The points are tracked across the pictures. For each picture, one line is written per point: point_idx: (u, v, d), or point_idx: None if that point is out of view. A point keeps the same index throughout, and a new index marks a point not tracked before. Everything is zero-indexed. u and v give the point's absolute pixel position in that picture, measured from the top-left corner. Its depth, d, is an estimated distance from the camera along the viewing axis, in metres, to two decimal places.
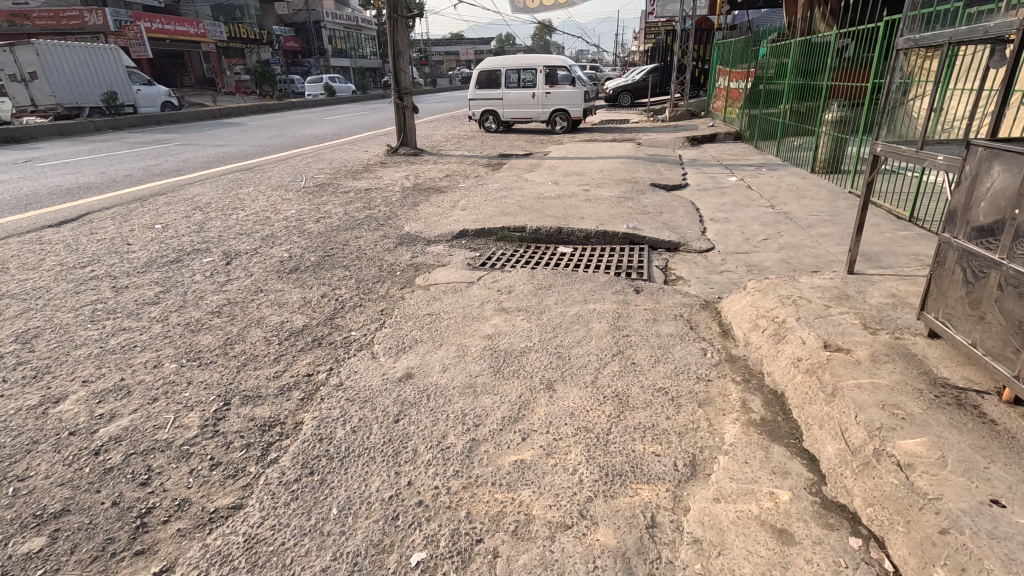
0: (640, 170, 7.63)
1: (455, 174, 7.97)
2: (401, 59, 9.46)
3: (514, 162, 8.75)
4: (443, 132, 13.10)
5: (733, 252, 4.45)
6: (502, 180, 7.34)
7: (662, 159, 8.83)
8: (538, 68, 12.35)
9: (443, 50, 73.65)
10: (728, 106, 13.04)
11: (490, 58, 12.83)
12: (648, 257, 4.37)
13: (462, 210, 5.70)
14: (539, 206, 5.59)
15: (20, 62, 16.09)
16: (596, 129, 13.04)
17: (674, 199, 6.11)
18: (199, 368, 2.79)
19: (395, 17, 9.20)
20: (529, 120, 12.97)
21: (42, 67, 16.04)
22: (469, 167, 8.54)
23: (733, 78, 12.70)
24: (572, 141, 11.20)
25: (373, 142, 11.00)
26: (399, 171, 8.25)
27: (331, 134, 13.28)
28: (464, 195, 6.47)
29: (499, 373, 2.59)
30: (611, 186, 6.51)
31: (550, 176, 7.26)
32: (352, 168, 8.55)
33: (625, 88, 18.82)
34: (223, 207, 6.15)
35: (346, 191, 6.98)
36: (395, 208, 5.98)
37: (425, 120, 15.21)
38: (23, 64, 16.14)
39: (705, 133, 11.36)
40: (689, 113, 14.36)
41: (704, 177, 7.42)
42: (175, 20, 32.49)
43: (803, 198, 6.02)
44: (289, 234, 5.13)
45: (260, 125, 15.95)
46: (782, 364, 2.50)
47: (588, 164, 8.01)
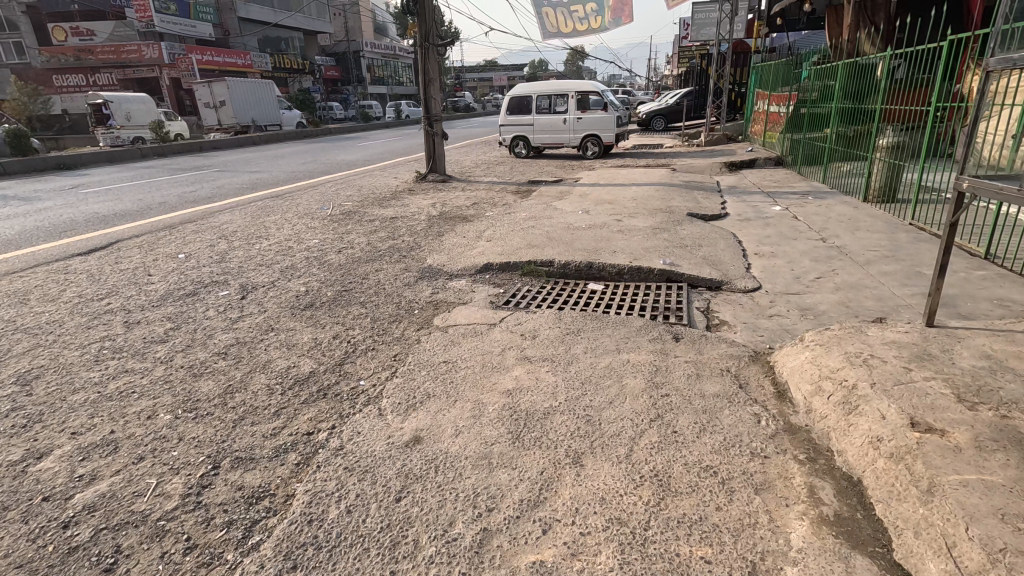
0: (675, 198, 7.26)
1: (482, 202, 7.78)
2: (433, 87, 9.47)
3: (544, 189, 8.52)
4: (473, 157, 13.07)
5: (783, 292, 4.03)
6: (530, 208, 7.10)
7: (698, 186, 8.44)
8: (570, 93, 12.23)
9: (476, 77, 75.62)
10: (767, 130, 12.57)
11: (522, 84, 12.81)
12: (687, 297, 3.99)
13: (487, 241, 5.47)
14: (568, 237, 5.30)
15: (214, 95, 24.05)
16: (628, 154, 12.75)
17: (713, 230, 5.72)
18: (193, 421, 2.57)
19: (427, 45, 9.24)
20: (560, 145, 12.80)
21: (229, 97, 23.83)
22: (498, 194, 8.37)
23: (773, 102, 12.24)
24: (604, 167, 10.93)
25: (402, 169, 11.01)
26: (426, 199, 8.15)
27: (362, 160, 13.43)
28: (491, 225, 6.25)
29: (517, 441, 2.27)
30: (645, 215, 6.18)
31: (580, 205, 6.98)
32: (380, 195, 8.50)
33: (658, 112, 18.54)
34: (248, 236, 6.11)
35: (371, 219, 6.89)
36: (419, 239, 5.79)
37: (456, 146, 15.27)
38: (215, 97, 24.15)
39: (743, 158, 10.91)
40: (726, 138, 13.92)
41: (744, 206, 7.00)
42: (224, 52, 34.29)
43: (857, 230, 5.53)
44: (310, 265, 4.99)
45: (296, 151, 16.33)
46: (857, 442, 2.09)
47: (620, 192, 7.71)
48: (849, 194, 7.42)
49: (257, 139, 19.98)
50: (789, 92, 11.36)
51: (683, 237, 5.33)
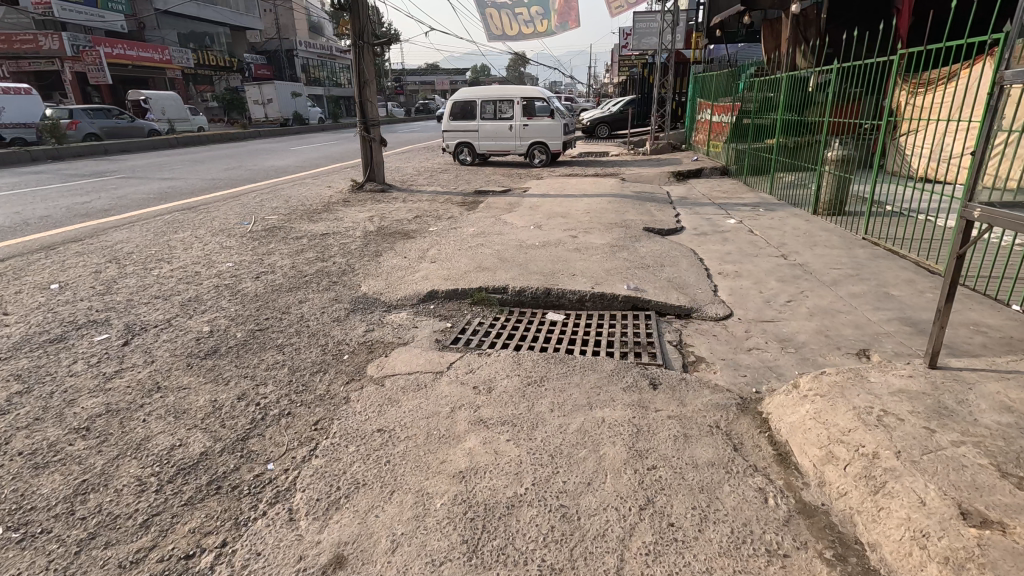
0: (629, 211, 6.99)
1: (426, 215, 7.18)
2: (370, 90, 8.76)
3: (491, 201, 8.03)
4: (415, 164, 12.38)
5: (757, 319, 3.72)
6: (479, 222, 6.59)
7: (650, 197, 8.22)
8: (515, 99, 11.84)
9: (417, 80, 74.54)
10: (710, 139, 12.72)
11: (466, 89, 12.29)
12: (657, 329, 3.59)
13: (432, 262, 4.90)
14: (521, 257, 4.83)
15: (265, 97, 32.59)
16: (575, 162, 12.50)
17: (672, 246, 5.42)
18: (16, 547, 1.83)
19: (361, 43, 8.49)
20: (506, 153, 12.36)
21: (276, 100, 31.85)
22: (442, 206, 7.79)
23: (716, 112, 12.37)
24: (552, 176, 10.59)
25: (337, 176, 10.16)
26: (363, 211, 7.44)
27: (292, 166, 12.38)
28: (436, 242, 5.67)
29: (476, 558, 1.72)
30: (601, 231, 5.81)
31: (532, 218, 6.54)
32: (310, 207, 7.69)
33: (602, 120, 18.57)
34: (148, 258, 5.22)
35: (299, 235, 6.12)
36: (354, 260, 5.13)
37: (396, 152, 14.49)
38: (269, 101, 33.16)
39: (690, 167, 10.89)
40: (670, 146, 14.01)
41: (699, 219, 6.81)
42: (138, 46, 31.50)
43: (815, 245, 5.40)
44: (219, 296, 4.21)
45: (217, 155, 14.90)
46: (895, 536, 1.69)
47: (572, 205, 7.34)
48: (798, 205, 7.42)
49: (173, 142, 18.21)
50: (731, 102, 11.49)
51: (643, 255, 5.00)
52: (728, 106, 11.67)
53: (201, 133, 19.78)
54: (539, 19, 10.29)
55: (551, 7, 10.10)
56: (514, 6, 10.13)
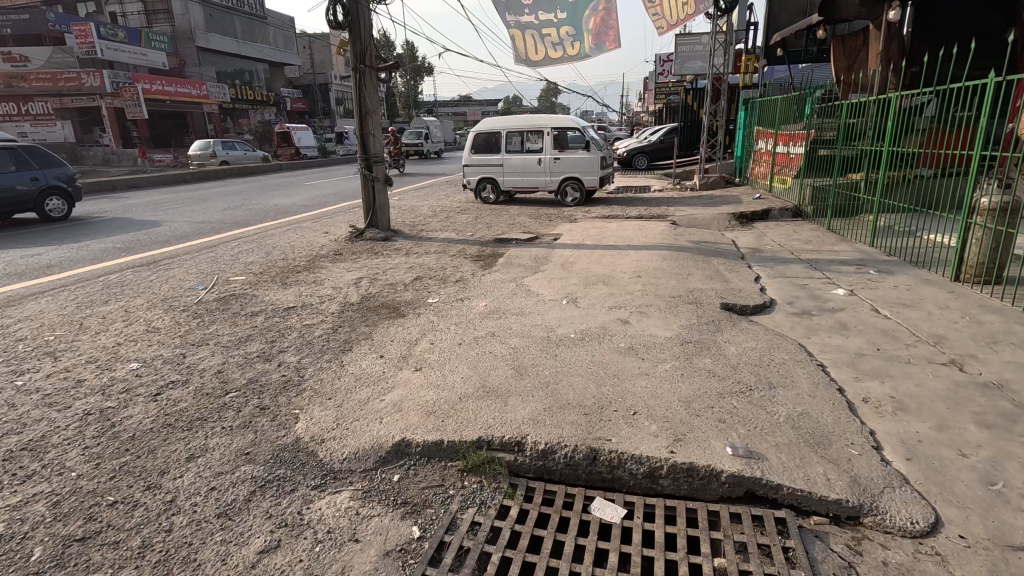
0: (693, 274, 5.30)
1: (429, 276, 5.67)
2: (375, 122, 7.46)
3: (512, 255, 6.48)
4: (432, 203, 11.06)
5: (1003, 542, 1.94)
6: (494, 291, 5.02)
7: (715, 250, 6.51)
8: (545, 130, 10.43)
9: (450, 111, 76.15)
10: (773, 172, 10.93)
11: (490, 118, 10.96)
12: (808, 568, 1.88)
13: (418, 370, 3.32)
14: (551, 367, 3.20)
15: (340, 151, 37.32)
16: (614, 200, 10.89)
17: (773, 342, 3.68)
18: None
19: (362, 68, 7.20)
20: (534, 190, 10.89)
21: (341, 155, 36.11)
22: (452, 262, 6.26)
23: (780, 141, 10.60)
24: (587, 218, 9.01)
25: (339, 220, 8.85)
26: (353, 268, 6.01)
27: (296, 205, 11.19)
28: (433, 326, 4.11)
29: None
30: (662, 311, 4.13)
31: (565, 287, 4.93)
32: (293, 262, 6.32)
33: (640, 149, 17.06)
34: (38, 349, 3.81)
35: (258, 308, 4.69)
36: (309, 360, 3.60)
37: (414, 188, 13.26)
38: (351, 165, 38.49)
39: (754, 207, 9.13)
40: (723, 181, 12.28)
41: (791, 288, 5.04)
42: (176, 81, 32.00)
43: (995, 341, 3.59)
44: (75, 440, 2.70)
45: (224, 192, 13.89)
46: None
47: (615, 265, 5.71)
48: (922, 265, 5.56)
49: (188, 178, 17.57)
50: (800, 129, 9.73)
51: (736, 363, 3.28)
52: (796, 135, 9.91)
53: (221, 167, 19.21)
54: (570, 41, 8.86)
55: (585, 27, 8.70)
56: (541, 25, 8.66)
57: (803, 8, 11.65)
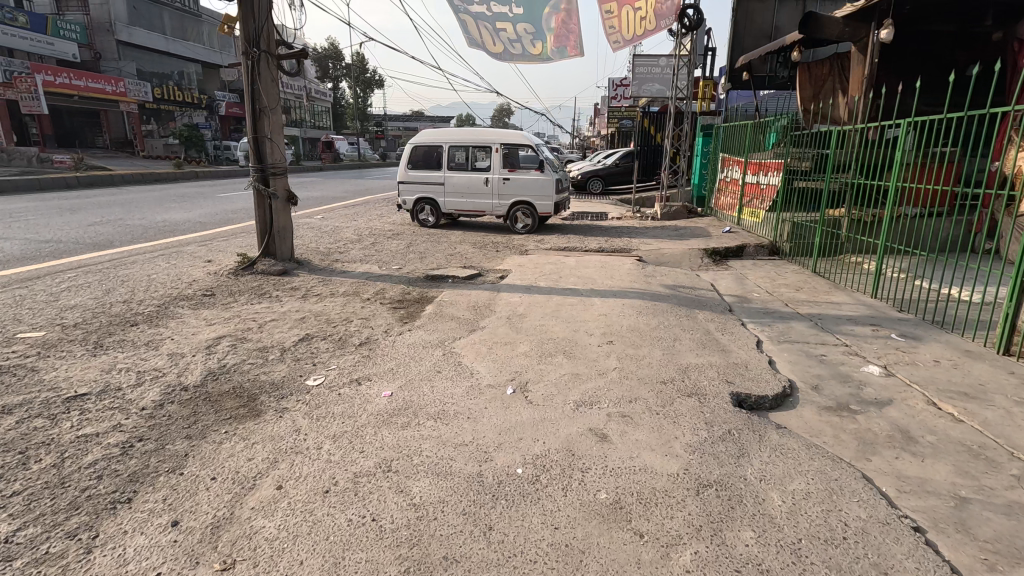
0: (681, 339, 4.01)
1: (325, 335, 4.08)
2: (273, 123, 5.79)
3: (444, 302, 5.00)
4: (358, 225, 9.42)
5: None
6: (410, 364, 3.50)
7: (696, 299, 5.29)
8: (493, 146, 9.11)
9: (400, 126, 74.39)
10: (739, 203, 10.07)
11: (430, 131, 9.53)
12: None
13: (226, 573, 1.74)
14: (477, 571, 1.71)
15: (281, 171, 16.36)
16: (570, 229, 9.67)
17: (830, 478, 2.36)
18: None
19: (255, 52, 5.52)
20: (479, 214, 9.50)
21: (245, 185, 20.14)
22: (362, 312, 4.69)
23: (748, 171, 9.73)
24: (541, 250, 7.71)
25: (232, 245, 7.04)
26: (220, 320, 4.31)
27: (190, 222, 9.19)
28: (294, 442, 2.53)
29: None
30: (654, 416, 2.75)
31: (510, 362, 3.49)
32: (137, 306, 4.53)
33: (595, 173, 16.14)
34: None
35: (21, 399, 2.90)
36: (33, 535, 1.92)
37: (342, 206, 11.55)
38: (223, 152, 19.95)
39: (725, 243, 8.11)
40: (684, 210, 11.37)
41: (807, 362, 3.82)
42: (87, 75, 28.52)
43: None
44: None
45: (107, 201, 11.51)
46: None
47: (577, 322, 4.34)
48: (948, 325, 4.56)
49: (74, 184, 14.86)
50: (771, 158, 8.89)
51: (797, 542, 1.92)
52: (768, 165, 9.01)
53: (119, 173, 16.55)
54: (530, 40, 7.66)
55: (547, 26, 7.53)
56: (494, 19, 7.32)
57: (768, 32, 11.05)
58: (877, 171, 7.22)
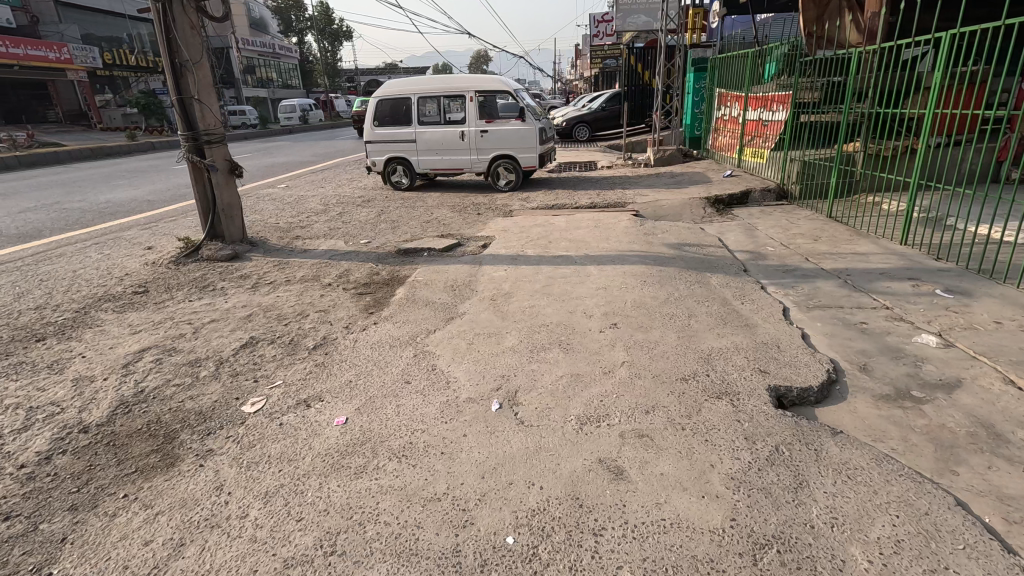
0: (696, 315, 3.38)
1: (272, 337, 3.40)
2: (200, 80, 4.84)
3: (417, 282, 4.31)
4: (325, 193, 8.56)
5: None
6: (372, 373, 2.86)
7: (706, 259, 4.65)
8: (467, 94, 8.13)
9: (372, 79, 71.11)
10: (739, 142, 9.25)
11: (396, 81, 8.49)
12: None
13: None
14: None
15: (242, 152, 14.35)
16: (557, 182, 8.87)
17: (922, 514, 1.79)
18: None
19: None
20: (456, 172, 8.64)
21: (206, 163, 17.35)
22: (320, 302, 4.00)
23: (749, 106, 8.85)
24: (527, 209, 6.97)
25: (178, 227, 6.22)
26: (149, 325, 3.61)
27: (137, 201, 8.27)
28: (212, 510, 1.91)
29: None
30: (680, 434, 2.16)
31: (495, 362, 2.85)
32: (51, 314, 3.81)
33: (581, 119, 15.09)
34: None
35: None
36: None
37: (308, 172, 10.58)
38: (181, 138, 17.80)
39: (728, 189, 7.39)
40: (679, 154, 10.53)
41: (847, 334, 3.23)
42: (25, 42, 26.11)
43: None
44: None
45: (49, 182, 10.46)
46: None
47: (572, 301, 3.69)
48: (999, 275, 3.96)
49: (15, 164, 13.62)
50: (775, 89, 8.02)
51: None
52: (772, 99, 8.07)
53: (67, 148, 15.23)
54: None
55: None
56: None
57: None
58: (897, 97, 6.44)
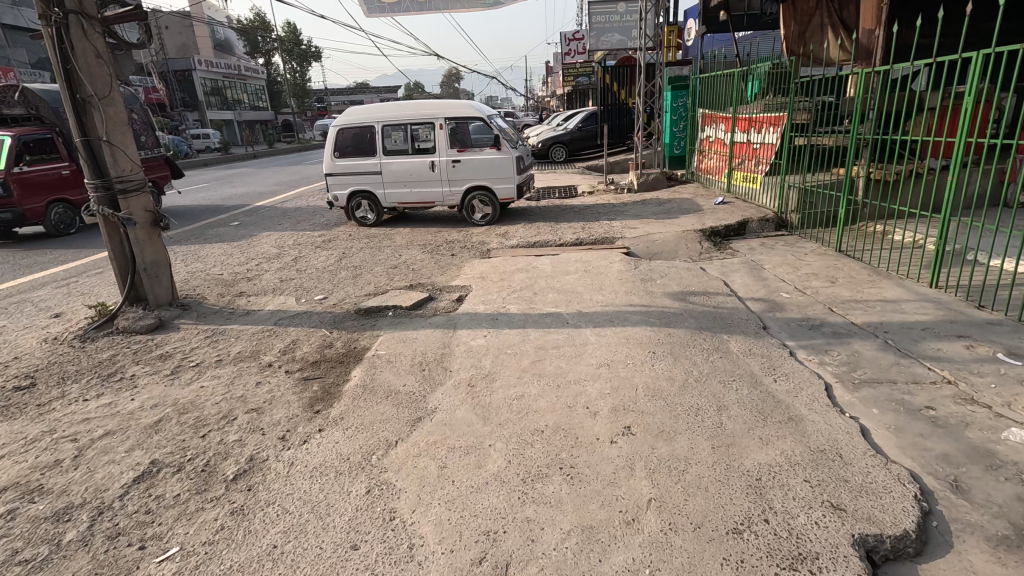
0: (727, 409, 2.69)
1: (180, 460, 2.58)
2: (110, 118, 4.02)
3: (378, 360, 3.54)
4: (283, 232, 7.72)
5: None
6: (306, 530, 2.07)
7: (718, 316, 4.00)
8: (437, 121, 7.46)
9: (342, 99, 70.25)
10: (727, 166, 8.77)
11: (358, 108, 7.77)
12: None
13: None
14: None
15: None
16: (537, 213, 8.21)
17: None
18: None
19: (54, 13, 3.71)
20: (427, 205, 7.91)
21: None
22: (253, 396, 3.18)
23: (736, 128, 8.37)
24: (506, 249, 6.26)
25: (100, 286, 5.30)
26: (18, 446, 2.73)
27: (63, 248, 7.27)
28: None
29: None
30: None
31: (475, 507, 2.10)
32: None
33: (557, 140, 14.59)
34: None
35: None
36: None
37: (266, 207, 9.70)
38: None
39: (723, 219, 6.83)
40: (663, 177, 10.01)
41: (915, 428, 2.58)
42: None
43: None
44: None
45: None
46: None
47: (569, 387, 2.97)
48: None
49: None
50: (764, 111, 7.55)
51: None
52: (762, 120, 7.56)
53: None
54: None
55: None
56: None
57: None
58: (898, 119, 6.01)
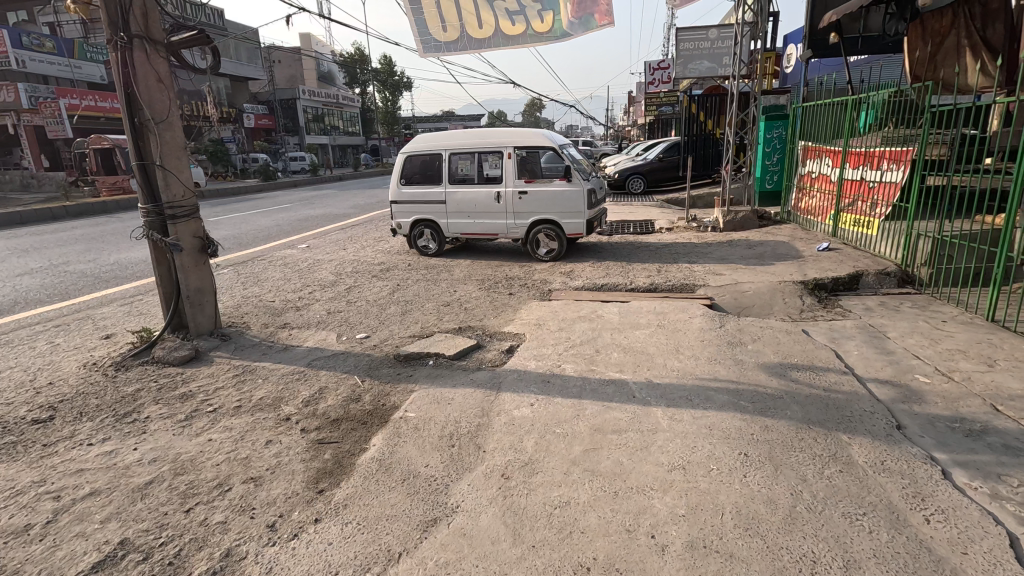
0: (859, 568, 1.87)
1: (151, 544, 2.17)
2: (167, 143, 3.96)
3: (404, 425, 3.02)
4: (345, 258, 7.60)
5: None
6: None
7: (834, 404, 3.10)
8: (505, 151, 7.09)
9: (428, 126, 73.57)
10: (832, 205, 7.63)
11: (426, 136, 7.59)
12: None
13: None
14: None
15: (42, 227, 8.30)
16: (608, 251, 7.53)
17: None
18: None
19: (120, 39, 3.71)
20: (491, 237, 7.50)
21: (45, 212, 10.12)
22: (257, 459, 2.76)
23: (845, 163, 7.27)
24: (570, 291, 5.63)
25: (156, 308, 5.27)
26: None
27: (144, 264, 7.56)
28: None
29: None
30: None
31: None
32: None
33: (636, 171, 13.83)
34: None
35: None
36: None
37: (335, 230, 9.76)
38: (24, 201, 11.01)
39: (829, 269, 5.79)
40: (754, 215, 8.97)
41: None
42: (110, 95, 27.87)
43: None
44: None
45: (78, 236, 10.13)
46: None
47: (629, 499, 2.27)
48: None
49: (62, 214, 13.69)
50: (882, 145, 6.45)
51: None
52: (880, 155, 6.44)
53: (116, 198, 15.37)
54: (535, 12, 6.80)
55: None
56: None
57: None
58: None
